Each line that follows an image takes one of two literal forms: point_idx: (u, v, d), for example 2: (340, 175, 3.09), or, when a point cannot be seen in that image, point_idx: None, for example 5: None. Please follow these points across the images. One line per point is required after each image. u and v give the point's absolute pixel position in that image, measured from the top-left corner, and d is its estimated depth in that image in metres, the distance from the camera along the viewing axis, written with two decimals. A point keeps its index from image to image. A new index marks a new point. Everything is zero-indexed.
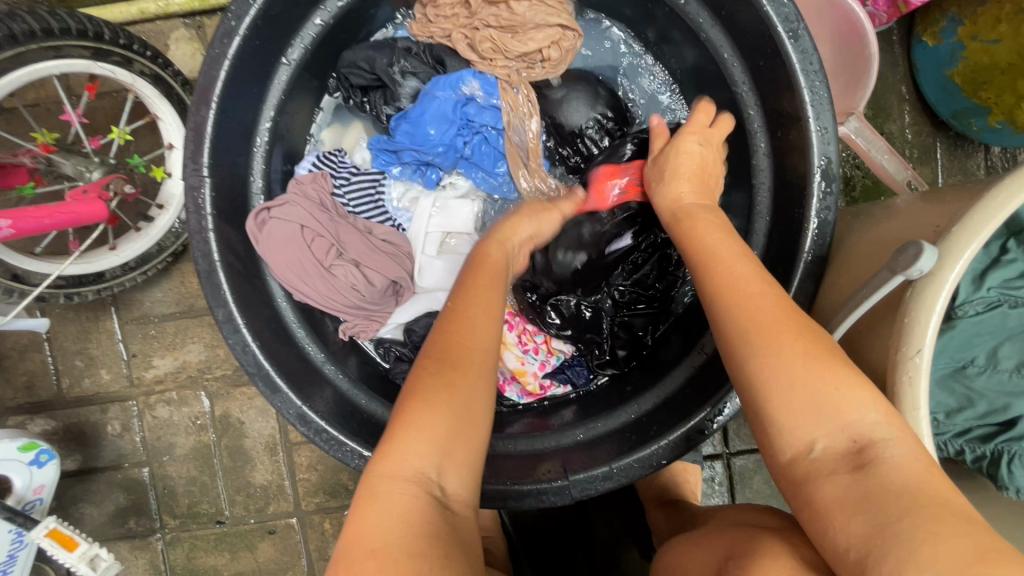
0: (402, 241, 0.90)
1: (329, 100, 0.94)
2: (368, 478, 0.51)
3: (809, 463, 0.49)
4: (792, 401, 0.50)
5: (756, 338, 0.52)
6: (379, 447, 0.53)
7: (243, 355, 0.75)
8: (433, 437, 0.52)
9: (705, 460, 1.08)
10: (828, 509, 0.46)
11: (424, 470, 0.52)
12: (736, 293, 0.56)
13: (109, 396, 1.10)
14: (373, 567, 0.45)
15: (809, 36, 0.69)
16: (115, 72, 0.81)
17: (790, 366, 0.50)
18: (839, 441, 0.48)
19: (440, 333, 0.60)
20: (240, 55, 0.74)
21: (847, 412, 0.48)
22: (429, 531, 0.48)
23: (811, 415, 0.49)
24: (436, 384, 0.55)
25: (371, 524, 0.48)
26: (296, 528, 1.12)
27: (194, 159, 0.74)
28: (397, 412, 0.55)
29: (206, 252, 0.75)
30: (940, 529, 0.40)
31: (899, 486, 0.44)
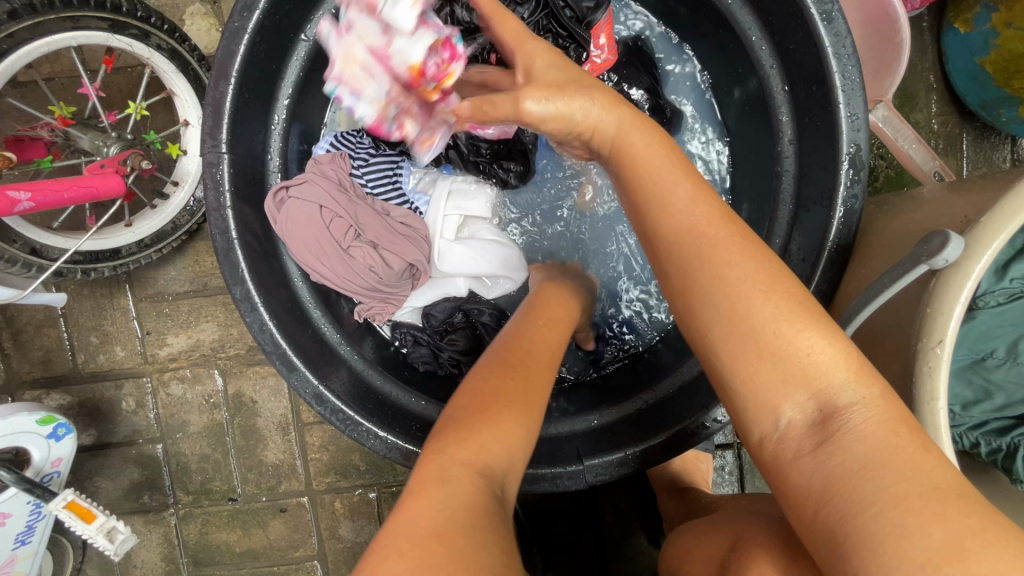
0: (419, 224, 0.89)
1: None
2: (431, 465, 0.50)
3: (777, 441, 0.47)
4: (759, 357, 0.48)
5: (724, 301, 0.49)
6: (441, 439, 0.53)
7: (260, 333, 0.75)
8: (507, 434, 0.54)
9: (716, 449, 1.08)
10: (796, 492, 0.45)
11: (492, 466, 0.52)
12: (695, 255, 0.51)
13: (124, 373, 1.11)
14: (438, 551, 0.42)
15: (843, 19, 0.67)
16: (132, 46, 0.80)
17: (762, 317, 0.47)
18: (805, 413, 0.46)
19: (506, 349, 0.64)
20: (260, 29, 0.73)
21: (814, 376, 0.46)
22: (490, 524, 0.47)
23: (783, 381, 0.47)
24: (509, 392, 0.57)
25: (435, 510, 0.46)
26: (307, 508, 1.13)
27: (213, 135, 0.73)
28: (461, 409, 0.56)
29: (224, 229, 0.74)
30: (910, 514, 0.38)
31: (859, 462, 0.42)
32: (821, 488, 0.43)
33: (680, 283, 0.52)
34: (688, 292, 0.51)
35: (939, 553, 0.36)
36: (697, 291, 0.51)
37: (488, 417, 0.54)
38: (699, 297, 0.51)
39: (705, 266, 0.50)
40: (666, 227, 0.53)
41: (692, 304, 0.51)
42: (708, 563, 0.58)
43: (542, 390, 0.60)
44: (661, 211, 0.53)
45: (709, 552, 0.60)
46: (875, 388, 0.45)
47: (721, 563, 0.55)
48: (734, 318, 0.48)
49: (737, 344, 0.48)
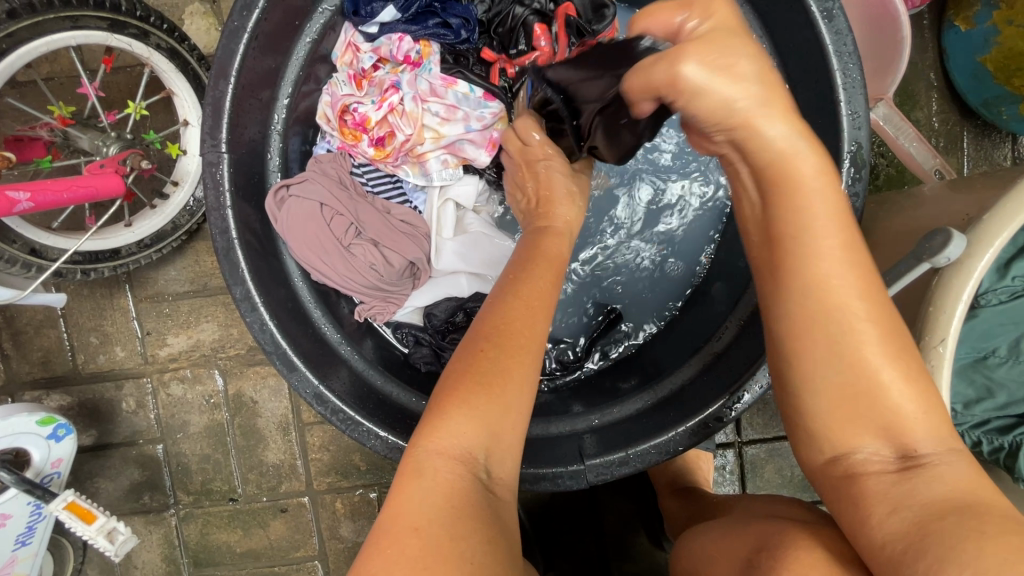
0: (419, 221, 0.89)
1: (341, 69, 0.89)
2: (410, 456, 0.53)
3: (855, 463, 0.49)
4: (858, 392, 0.49)
5: (848, 338, 0.49)
6: (423, 427, 0.55)
7: (260, 334, 0.75)
8: (482, 420, 0.54)
9: (718, 448, 1.08)
10: (874, 506, 0.46)
11: (474, 453, 0.53)
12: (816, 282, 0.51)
13: (123, 373, 1.11)
14: (417, 545, 0.46)
15: (844, 16, 0.66)
16: (131, 45, 0.80)
17: (874, 357, 0.49)
18: (891, 447, 0.48)
19: (487, 327, 0.60)
20: (259, 28, 0.72)
21: (911, 422, 0.48)
22: (473, 513, 0.50)
23: (871, 421, 0.49)
24: (492, 371, 0.55)
25: (418, 501, 0.49)
26: (308, 508, 1.13)
27: (212, 135, 0.73)
28: (444, 392, 0.56)
29: (224, 229, 0.74)
30: (990, 530, 0.39)
31: (944, 492, 0.44)
32: (898, 499, 0.45)
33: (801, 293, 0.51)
34: (824, 315, 0.50)
35: (1012, 563, 0.37)
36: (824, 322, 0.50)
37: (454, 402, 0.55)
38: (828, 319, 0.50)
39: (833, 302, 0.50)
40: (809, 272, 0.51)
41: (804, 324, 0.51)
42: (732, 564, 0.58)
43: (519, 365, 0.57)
44: (808, 256, 0.51)
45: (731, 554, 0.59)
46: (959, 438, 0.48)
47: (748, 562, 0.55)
48: (878, 356, 0.48)
49: (830, 378, 0.50)
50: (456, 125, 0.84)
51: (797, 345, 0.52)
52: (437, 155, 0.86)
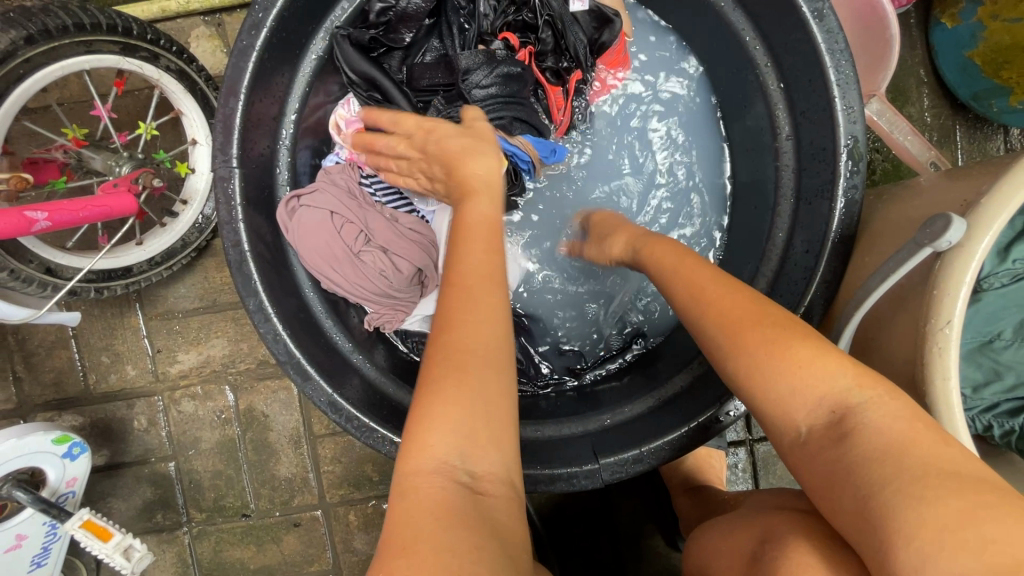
0: (428, 229, 0.89)
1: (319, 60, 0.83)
2: (399, 477, 0.50)
3: (801, 445, 0.50)
4: (757, 377, 0.52)
5: (728, 339, 0.55)
6: (403, 447, 0.51)
7: (274, 344, 0.76)
8: (461, 426, 0.50)
9: (729, 447, 1.08)
10: (824, 487, 0.47)
11: (452, 460, 0.50)
12: (697, 300, 0.60)
13: (135, 392, 1.11)
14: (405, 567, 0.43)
15: (835, 16, 0.69)
16: (142, 68, 0.82)
17: (748, 346, 0.53)
18: (821, 414, 0.49)
19: (445, 329, 0.54)
20: (268, 47, 0.75)
21: (815, 383, 0.49)
22: (463, 520, 0.46)
23: (786, 395, 0.50)
24: (454, 377, 0.51)
25: (405, 523, 0.46)
26: (321, 521, 1.13)
27: (224, 151, 0.75)
28: (414, 406, 0.52)
29: (236, 243, 0.76)
30: (923, 493, 0.40)
31: (879, 451, 0.44)
32: (841, 475, 0.45)
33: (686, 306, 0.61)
34: (703, 336, 0.58)
35: (952, 528, 0.38)
36: (706, 330, 0.57)
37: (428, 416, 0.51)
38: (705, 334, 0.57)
39: (710, 312, 0.58)
40: (685, 288, 0.63)
41: (705, 339, 0.58)
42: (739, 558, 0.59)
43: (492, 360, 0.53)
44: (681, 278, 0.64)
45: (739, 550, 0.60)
46: (883, 389, 0.47)
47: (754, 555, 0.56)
48: (737, 347, 0.53)
49: (739, 372, 0.53)
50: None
51: (713, 357, 0.57)
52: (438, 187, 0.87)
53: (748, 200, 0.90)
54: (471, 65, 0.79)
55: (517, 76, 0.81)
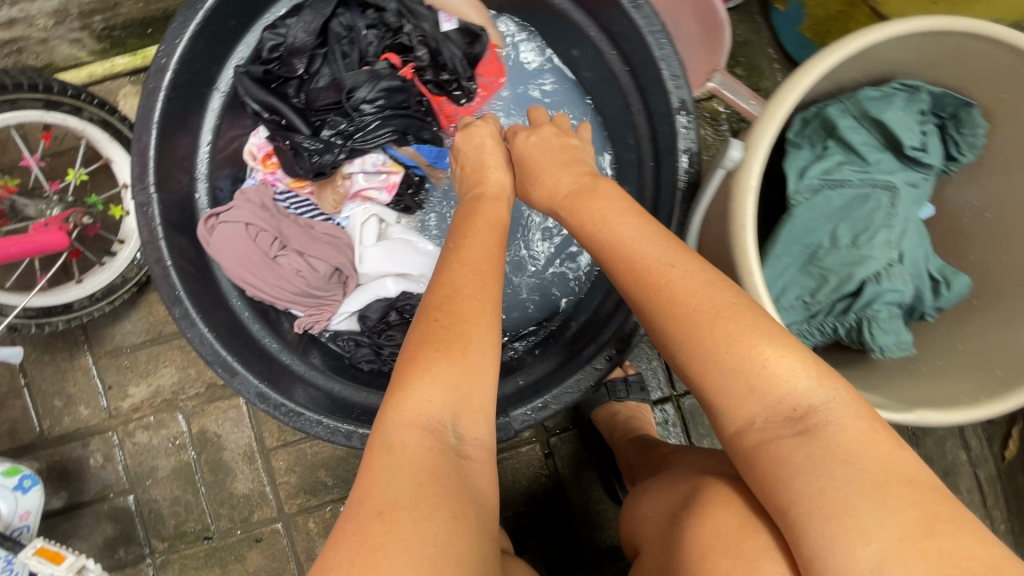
0: (342, 233, 0.98)
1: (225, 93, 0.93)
2: (378, 431, 0.56)
3: (749, 431, 0.52)
4: (715, 361, 0.53)
5: (684, 324, 0.55)
6: (388, 401, 0.58)
7: (202, 346, 0.83)
8: (445, 386, 0.57)
9: (656, 404, 1.16)
10: (768, 479, 0.49)
11: (439, 420, 0.57)
12: (646, 282, 0.59)
13: (89, 430, 1.16)
14: (382, 527, 0.49)
15: (649, 5, 0.81)
16: (66, 120, 0.92)
17: (707, 331, 0.53)
18: (778, 411, 0.51)
19: (433, 296, 0.63)
20: (174, 87, 0.85)
21: (777, 383, 0.51)
22: (443, 484, 0.53)
23: (747, 390, 0.52)
24: (446, 337, 0.59)
25: (386, 481, 0.52)
26: (282, 533, 1.16)
27: (141, 180, 0.83)
28: (400, 368, 0.59)
29: (159, 259, 0.84)
30: (888, 502, 0.43)
31: (842, 451, 0.47)
32: (792, 470, 0.48)
33: (637, 264, 0.60)
34: (636, 298, 0.60)
35: (909, 537, 0.42)
36: (657, 297, 0.57)
37: (421, 368, 0.58)
38: (665, 284, 0.57)
39: (662, 286, 0.57)
40: (622, 251, 0.62)
41: (648, 295, 0.58)
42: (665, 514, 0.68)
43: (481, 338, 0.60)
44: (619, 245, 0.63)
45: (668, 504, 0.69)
46: (840, 387, 0.51)
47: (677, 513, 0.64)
48: (671, 306, 0.56)
49: (703, 356, 0.54)
50: (354, 166, 0.95)
51: (662, 334, 0.57)
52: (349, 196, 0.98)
53: (625, 173, 1.01)
54: (355, 83, 0.90)
55: (398, 88, 0.92)
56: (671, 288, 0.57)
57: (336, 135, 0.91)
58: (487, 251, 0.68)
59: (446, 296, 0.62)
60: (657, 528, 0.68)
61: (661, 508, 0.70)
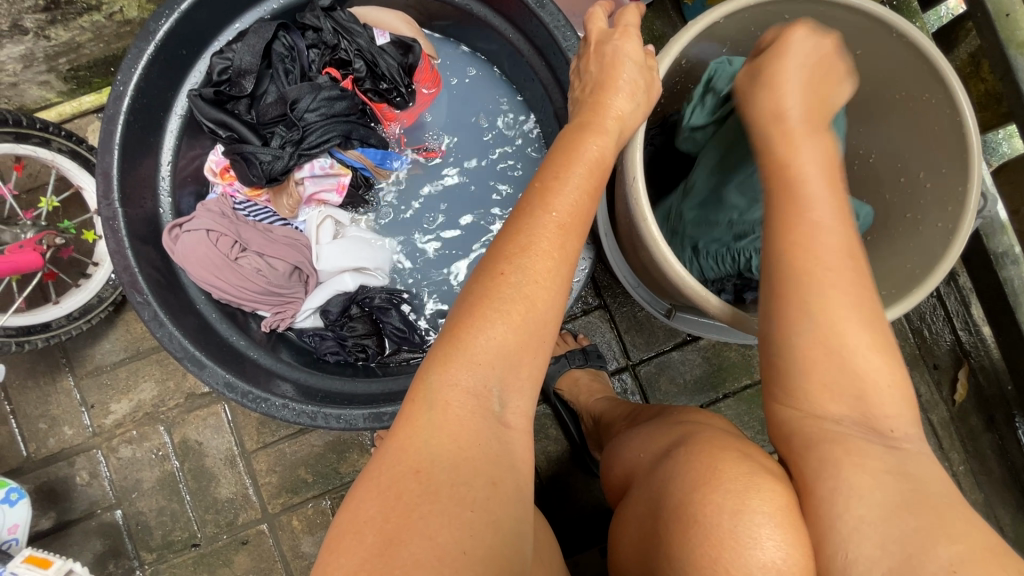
0: (299, 236, 1.06)
1: (180, 116, 1.02)
2: (423, 383, 0.57)
3: (831, 428, 0.58)
4: (831, 354, 0.59)
5: (818, 316, 0.59)
6: (437, 356, 0.58)
7: (170, 343, 0.89)
8: (503, 355, 0.57)
9: (613, 374, 1.22)
10: (818, 464, 0.57)
11: (488, 387, 0.57)
12: (797, 258, 0.61)
13: (74, 450, 1.20)
14: (413, 485, 0.52)
15: (553, 4, 0.91)
16: (36, 151, 1.00)
17: (840, 300, 0.59)
18: (862, 420, 0.58)
19: (506, 249, 0.59)
20: (132, 111, 0.93)
21: (879, 400, 0.58)
22: (484, 451, 0.55)
23: (837, 386, 0.58)
24: (512, 305, 0.57)
25: (426, 441, 0.54)
26: (267, 533, 1.20)
27: (106, 196, 0.91)
28: (455, 326, 0.58)
29: (127, 267, 0.90)
30: (957, 526, 0.50)
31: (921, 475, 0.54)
32: (868, 479, 0.54)
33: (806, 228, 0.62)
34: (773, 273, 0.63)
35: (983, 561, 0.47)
36: (815, 282, 0.60)
37: (470, 336, 0.57)
38: (812, 283, 0.60)
39: (824, 281, 0.60)
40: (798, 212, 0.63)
41: (783, 283, 0.62)
42: (655, 450, 0.73)
43: (548, 312, 0.59)
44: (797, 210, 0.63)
45: (657, 444, 0.73)
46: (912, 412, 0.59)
47: (667, 449, 0.69)
48: (781, 296, 0.62)
49: (807, 344, 0.60)
50: (304, 171, 1.02)
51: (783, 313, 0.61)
52: (302, 199, 1.05)
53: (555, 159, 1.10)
54: (298, 95, 0.99)
55: (337, 97, 1.01)
56: (819, 267, 0.61)
57: (284, 144, 1.00)
58: (577, 202, 0.63)
59: (510, 260, 0.59)
60: (645, 466, 0.73)
61: (650, 447, 0.75)
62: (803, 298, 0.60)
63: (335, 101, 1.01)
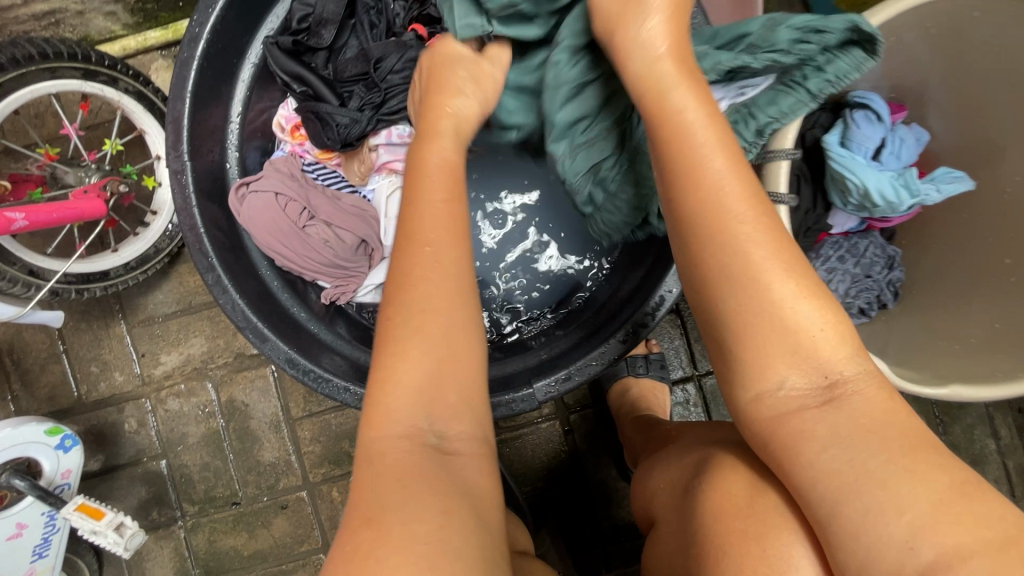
0: (368, 206, 0.99)
1: (253, 65, 0.95)
2: (363, 448, 0.54)
3: (773, 399, 0.50)
4: (760, 335, 0.51)
5: (739, 268, 0.51)
6: (367, 414, 0.55)
7: (233, 312, 0.85)
8: (420, 389, 0.54)
9: (677, 384, 1.16)
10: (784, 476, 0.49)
11: (416, 425, 0.54)
12: (717, 220, 0.52)
13: (124, 397, 1.20)
14: (368, 534, 0.47)
15: None
16: (103, 90, 0.94)
17: (764, 258, 0.51)
18: (805, 378, 0.50)
19: (401, 293, 0.57)
20: (206, 56, 0.86)
21: (819, 351, 0.50)
22: (433, 484, 0.51)
23: (772, 350, 0.50)
24: (416, 337, 0.55)
25: (373, 490, 0.50)
26: (307, 500, 1.19)
27: (175, 148, 0.85)
28: (376, 377, 0.56)
29: (193, 226, 0.85)
30: (919, 467, 0.43)
31: (870, 420, 0.47)
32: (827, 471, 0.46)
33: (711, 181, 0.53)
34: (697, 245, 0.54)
35: (955, 514, 0.41)
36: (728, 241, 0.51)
37: (390, 380, 0.55)
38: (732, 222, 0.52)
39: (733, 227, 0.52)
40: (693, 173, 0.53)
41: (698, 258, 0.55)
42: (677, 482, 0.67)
43: (454, 322, 0.56)
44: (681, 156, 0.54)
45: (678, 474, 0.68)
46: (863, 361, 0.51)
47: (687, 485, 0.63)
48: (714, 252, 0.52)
49: (729, 313, 0.52)
50: (381, 138, 0.93)
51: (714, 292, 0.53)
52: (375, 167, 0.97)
53: None
54: (383, 54, 0.91)
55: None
56: (740, 226, 0.51)
57: (363, 106, 0.92)
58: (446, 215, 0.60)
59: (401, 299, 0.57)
60: (669, 498, 0.68)
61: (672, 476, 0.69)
62: (722, 253, 0.52)
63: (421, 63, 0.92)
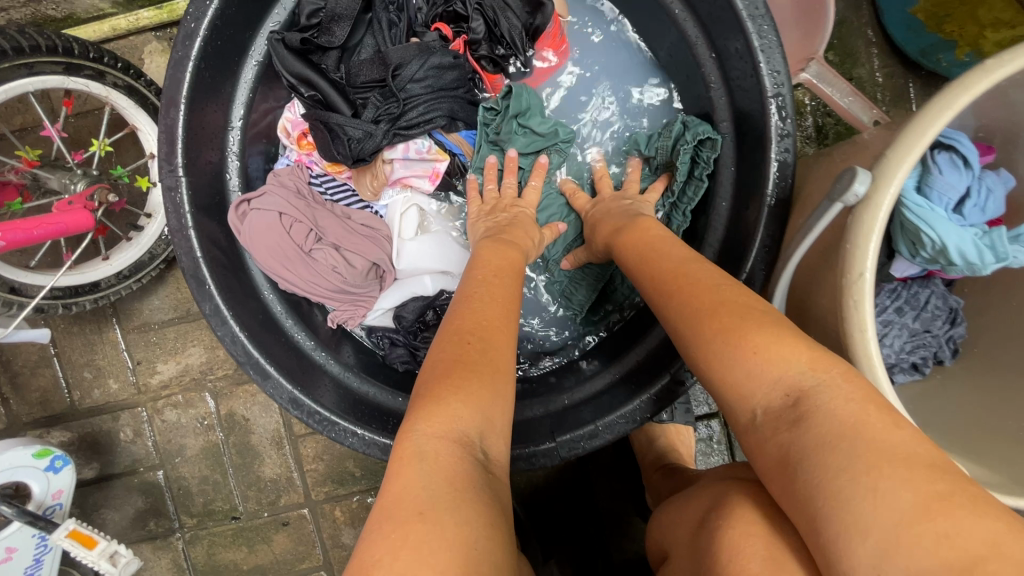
0: (380, 224, 0.91)
1: (256, 64, 0.84)
2: (407, 440, 0.47)
3: (753, 427, 0.46)
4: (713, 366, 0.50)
5: (716, 330, 0.50)
6: (414, 413, 0.49)
7: (232, 346, 0.78)
8: (479, 401, 0.49)
9: (701, 420, 1.09)
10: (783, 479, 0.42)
11: (468, 433, 0.48)
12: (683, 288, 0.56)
13: (119, 405, 1.14)
14: (422, 532, 0.40)
15: None
16: (88, 86, 0.84)
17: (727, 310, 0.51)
18: (775, 396, 0.45)
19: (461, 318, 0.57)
20: (204, 57, 0.76)
21: (779, 367, 0.46)
22: (480, 497, 0.44)
23: (739, 378, 0.48)
24: (482, 359, 0.52)
25: (420, 488, 0.43)
26: (309, 518, 1.15)
27: (169, 161, 0.77)
28: (427, 383, 0.51)
29: (189, 250, 0.78)
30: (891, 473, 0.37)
31: (840, 423, 0.40)
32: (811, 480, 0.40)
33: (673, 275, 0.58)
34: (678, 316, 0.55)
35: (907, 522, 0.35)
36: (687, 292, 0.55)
37: (448, 385, 0.50)
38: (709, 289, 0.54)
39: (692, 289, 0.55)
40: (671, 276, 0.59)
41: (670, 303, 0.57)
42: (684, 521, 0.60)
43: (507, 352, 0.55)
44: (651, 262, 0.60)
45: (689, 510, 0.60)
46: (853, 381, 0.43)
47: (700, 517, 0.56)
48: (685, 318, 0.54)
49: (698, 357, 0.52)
50: (395, 152, 0.85)
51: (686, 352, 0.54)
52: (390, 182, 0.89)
53: None
54: (403, 59, 0.81)
55: (449, 65, 0.82)
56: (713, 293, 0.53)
57: (379, 118, 0.82)
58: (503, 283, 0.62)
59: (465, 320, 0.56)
60: (675, 538, 0.60)
61: (682, 510, 0.61)
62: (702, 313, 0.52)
63: (445, 71, 0.82)
